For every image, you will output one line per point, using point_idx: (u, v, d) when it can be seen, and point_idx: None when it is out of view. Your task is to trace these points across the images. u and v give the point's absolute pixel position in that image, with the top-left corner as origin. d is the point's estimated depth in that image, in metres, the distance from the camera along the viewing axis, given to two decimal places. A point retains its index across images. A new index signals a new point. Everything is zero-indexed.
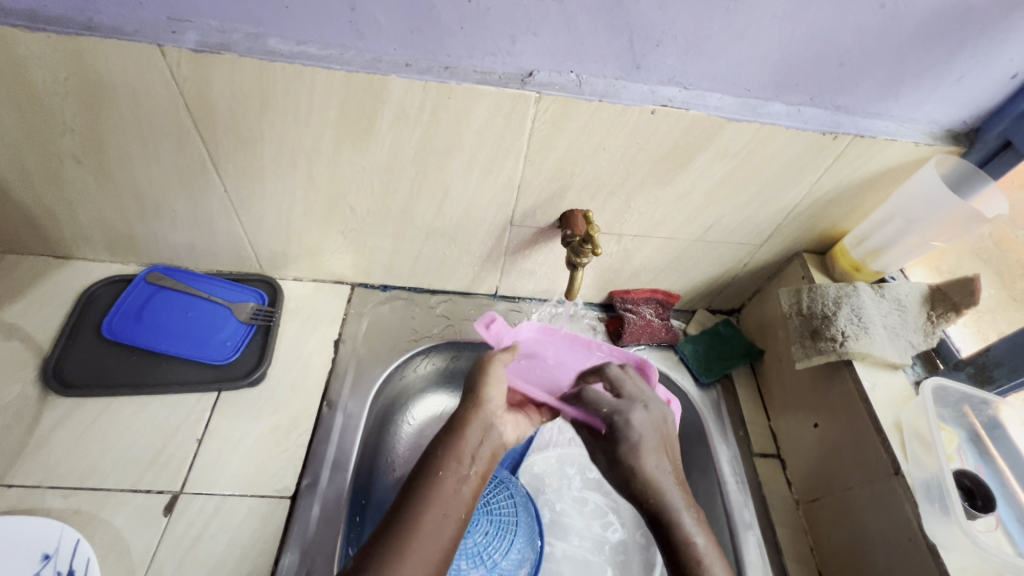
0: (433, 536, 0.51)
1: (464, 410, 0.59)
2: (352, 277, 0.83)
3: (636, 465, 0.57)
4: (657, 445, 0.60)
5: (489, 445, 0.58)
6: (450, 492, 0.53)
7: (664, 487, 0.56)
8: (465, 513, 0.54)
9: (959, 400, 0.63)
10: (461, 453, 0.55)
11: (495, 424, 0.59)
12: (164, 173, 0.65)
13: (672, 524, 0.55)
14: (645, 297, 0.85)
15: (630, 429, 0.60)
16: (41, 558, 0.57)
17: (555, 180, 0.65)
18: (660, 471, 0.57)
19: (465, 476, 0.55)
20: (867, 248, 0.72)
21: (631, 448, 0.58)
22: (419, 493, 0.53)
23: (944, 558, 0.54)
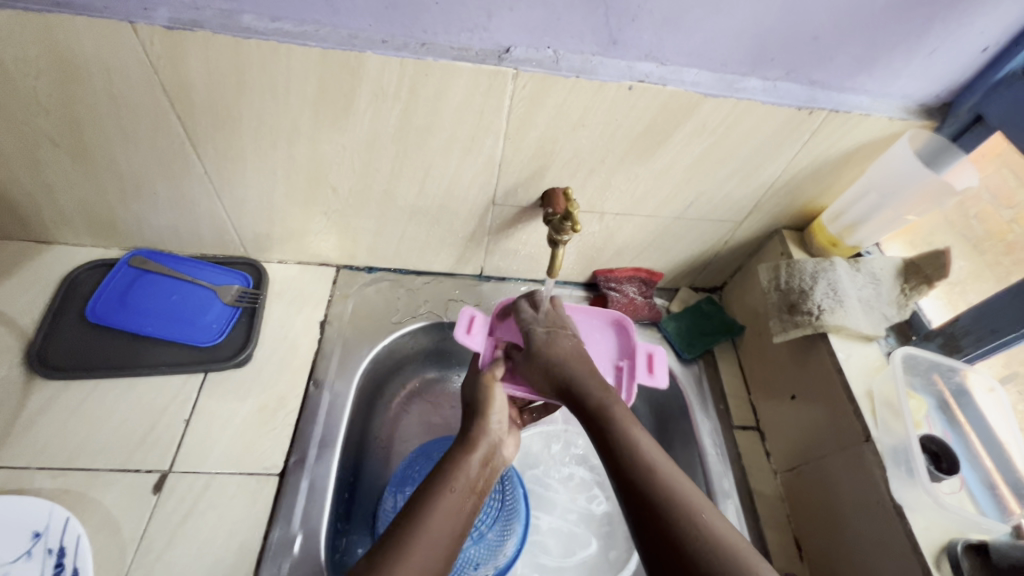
0: (438, 546, 0.52)
1: (471, 429, 0.63)
2: (337, 259, 0.83)
3: (541, 358, 0.62)
4: (566, 338, 0.64)
5: (490, 467, 0.62)
6: (456, 505, 0.55)
7: (567, 369, 0.60)
8: (465, 528, 0.55)
9: (928, 368, 0.65)
10: (467, 471, 0.59)
11: (497, 449, 0.63)
12: (143, 155, 0.65)
13: (586, 397, 0.57)
14: (629, 276, 0.86)
15: (542, 332, 0.65)
16: (32, 536, 0.58)
17: (536, 159, 0.66)
18: (574, 357, 0.62)
19: (470, 491, 0.58)
20: (843, 223, 0.73)
21: (538, 342, 0.64)
22: (428, 500, 0.54)
23: (908, 518, 0.56)
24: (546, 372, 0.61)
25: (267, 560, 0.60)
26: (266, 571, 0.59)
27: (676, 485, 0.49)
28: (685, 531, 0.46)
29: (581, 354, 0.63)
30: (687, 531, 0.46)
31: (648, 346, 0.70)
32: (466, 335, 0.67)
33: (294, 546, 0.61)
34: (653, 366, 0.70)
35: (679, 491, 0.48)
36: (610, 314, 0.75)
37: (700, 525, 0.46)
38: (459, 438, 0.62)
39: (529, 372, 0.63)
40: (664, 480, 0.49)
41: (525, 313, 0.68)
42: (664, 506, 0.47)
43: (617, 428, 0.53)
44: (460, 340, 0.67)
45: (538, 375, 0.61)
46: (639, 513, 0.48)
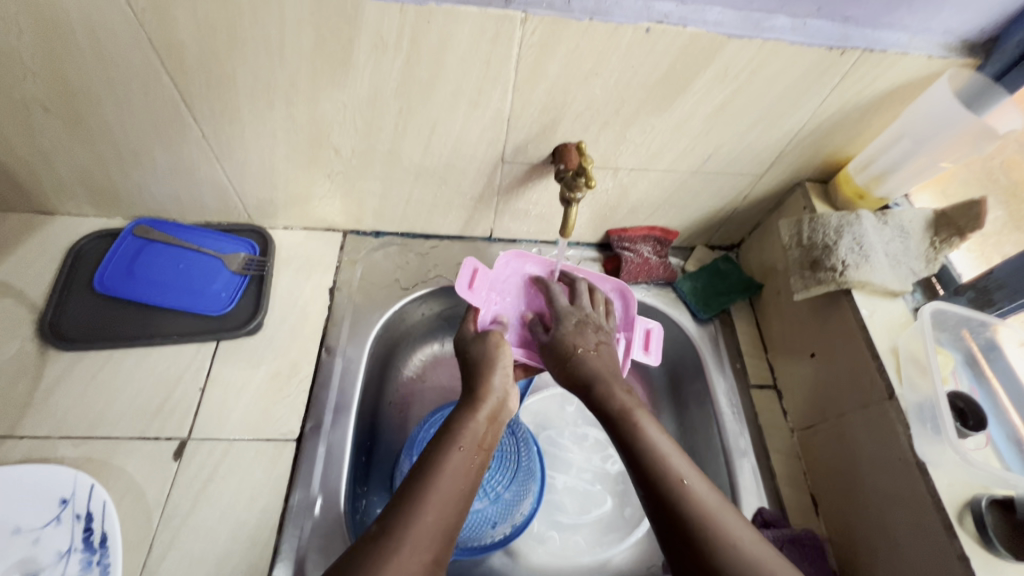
0: (451, 503, 0.52)
1: (477, 388, 0.63)
2: (343, 224, 0.81)
3: (561, 348, 0.67)
4: (591, 330, 0.69)
5: (497, 423, 0.63)
6: (464, 463, 0.55)
7: (586, 364, 0.65)
8: (475, 485, 0.55)
9: (957, 324, 0.63)
10: (474, 430, 0.59)
11: (504, 405, 0.64)
12: (137, 118, 0.62)
13: (607, 401, 0.61)
14: (643, 235, 0.83)
15: (573, 323, 0.69)
16: (59, 502, 0.59)
17: (547, 112, 0.62)
18: (597, 359, 0.66)
19: (478, 448, 0.58)
20: (871, 173, 0.69)
21: (565, 333, 0.68)
22: (439, 459, 0.54)
23: (930, 474, 0.55)
24: (563, 362, 0.66)
25: (288, 522, 0.61)
26: (288, 532, 0.60)
27: (705, 502, 0.50)
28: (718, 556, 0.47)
29: (601, 350, 0.67)
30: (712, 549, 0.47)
31: (646, 324, 0.75)
32: (466, 290, 0.70)
33: (315, 508, 0.63)
34: (649, 344, 0.74)
35: (708, 507, 0.50)
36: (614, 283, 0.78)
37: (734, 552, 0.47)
38: (465, 397, 0.63)
39: (551, 359, 0.68)
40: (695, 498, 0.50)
41: (558, 302, 0.72)
42: (697, 529, 0.48)
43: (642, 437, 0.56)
44: (462, 294, 0.69)
45: (557, 365, 0.67)
46: (666, 527, 0.50)
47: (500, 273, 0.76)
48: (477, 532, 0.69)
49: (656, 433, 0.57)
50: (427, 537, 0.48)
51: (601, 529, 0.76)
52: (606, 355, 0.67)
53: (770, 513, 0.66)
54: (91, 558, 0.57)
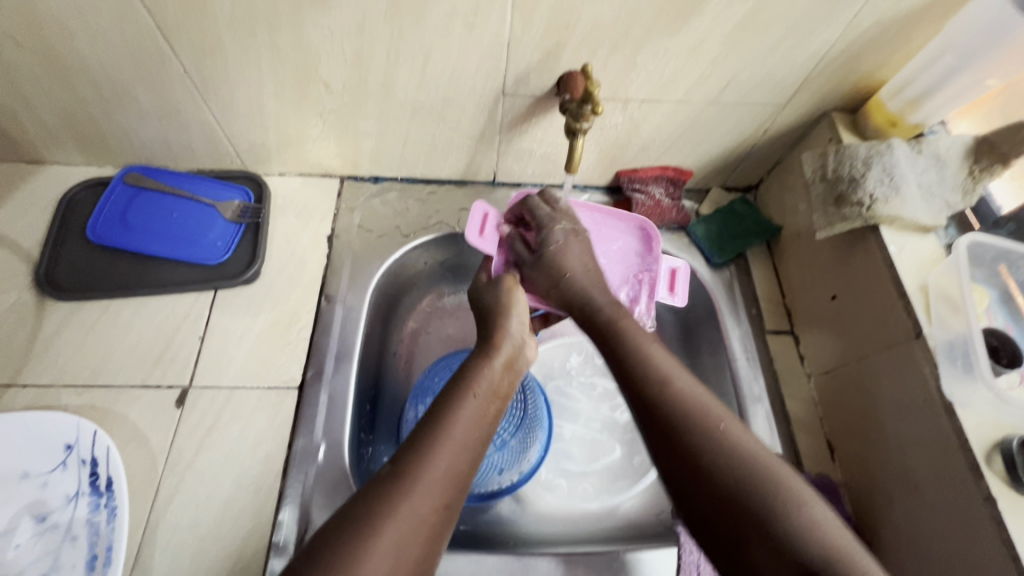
0: (463, 451, 0.50)
1: (493, 335, 0.61)
2: (340, 169, 0.78)
3: (546, 271, 0.63)
4: (578, 247, 0.65)
5: (514, 372, 0.60)
6: (479, 411, 0.53)
7: (570, 280, 0.62)
8: (489, 434, 0.53)
9: (995, 258, 0.58)
10: (490, 377, 0.56)
11: (521, 353, 0.62)
12: (114, 52, 0.58)
13: (595, 312, 0.60)
14: (655, 176, 0.79)
15: (558, 233, 0.65)
16: (64, 448, 0.59)
17: (550, 34, 0.57)
18: (584, 271, 0.63)
19: (493, 396, 0.56)
20: (905, 97, 0.63)
21: (547, 257, 0.64)
22: (452, 405, 0.52)
23: (958, 415, 0.52)
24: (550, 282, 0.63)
25: (293, 466, 0.61)
26: (292, 478, 0.60)
27: (689, 396, 0.50)
28: (705, 445, 0.46)
29: (590, 264, 0.64)
30: (701, 444, 0.47)
31: (670, 264, 0.72)
32: (477, 236, 0.67)
33: (318, 454, 0.62)
34: (674, 285, 0.71)
35: (695, 401, 0.49)
36: (634, 219, 0.73)
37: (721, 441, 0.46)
38: (479, 343, 0.60)
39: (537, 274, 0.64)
40: (681, 395, 0.50)
41: (541, 213, 0.66)
42: (680, 420, 0.48)
43: (629, 341, 0.55)
44: (472, 241, 0.66)
45: (544, 282, 0.63)
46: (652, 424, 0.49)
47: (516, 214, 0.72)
48: (484, 479, 0.69)
49: (643, 339, 0.56)
50: (436, 484, 0.46)
51: (609, 477, 0.75)
52: (595, 267, 0.64)
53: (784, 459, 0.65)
54: (99, 501, 0.57)
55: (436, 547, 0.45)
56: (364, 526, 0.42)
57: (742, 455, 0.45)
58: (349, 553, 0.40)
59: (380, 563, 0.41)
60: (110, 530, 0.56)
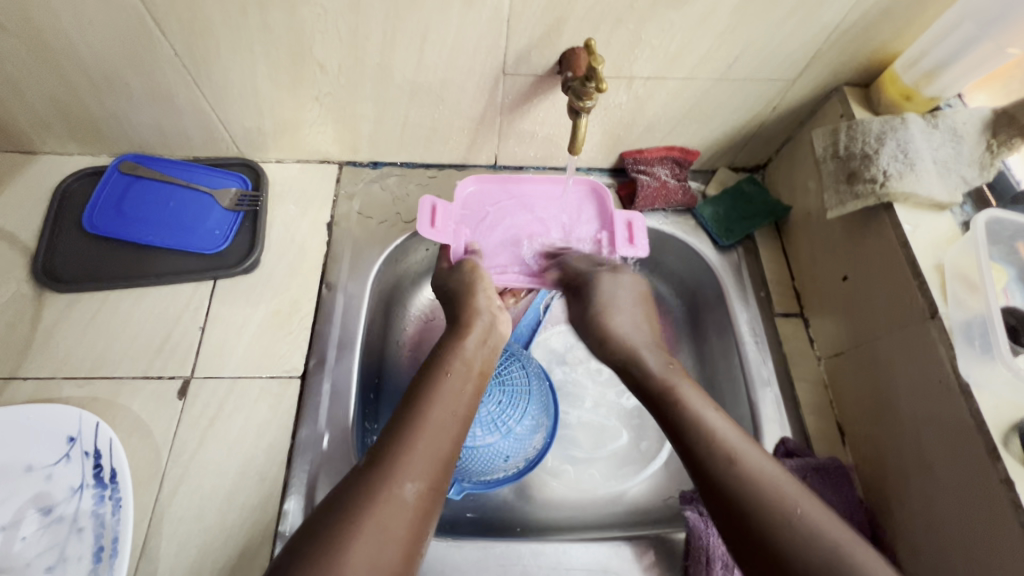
0: (444, 430, 0.49)
1: (462, 316, 0.60)
2: (338, 155, 0.76)
3: (596, 330, 0.65)
4: (620, 311, 0.66)
5: (489, 345, 0.60)
6: (455, 389, 0.53)
7: (625, 348, 0.63)
8: (469, 410, 0.53)
9: (1013, 235, 0.56)
10: (465, 354, 0.56)
11: (493, 329, 0.61)
12: (101, 35, 0.57)
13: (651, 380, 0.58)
14: (661, 156, 0.77)
15: (603, 296, 0.67)
16: (67, 440, 0.58)
17: (551, 9, 0.55)
18: (635, 334, 0.64)
19: (469, 373, 0.55)
20: (921, 69, 0.60)
21: (591, 317, 0.66)
22: (428, 387, 0.52)
23: (974, 396, 0.51)
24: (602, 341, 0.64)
25: (298, 456, 0.60)
26: (297, 467, 0.60)
27: (763, 475, 0.48)
28: (783, 535, 0.44)
29: (642, 324, 0.66)
30: (781, 532, 0.44)
31: (625, 217, 0.71)
32: (431, 229, 0.67)
33: (322, 442, 0.61)
34: (633, 236, 0.70)
35: (767, 479, 0.47)
36: (585, 183, 0.72)
37: (799, 527, 0.44)
38: (451, 326, 0.60)
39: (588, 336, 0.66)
40: (750, 473, 0.48)
41: (580, 271, 0.68)
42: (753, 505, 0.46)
43: (689, 410, 0.53)
44: (426, 234, 0.66)
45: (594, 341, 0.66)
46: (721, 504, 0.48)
47: (468, 201, 0.72)
48: (490, 467, 0.66)
49: (701, 405, 0.54)
50: (418, 467, 0.46)
51: (616, 462, 0.75)
52: (646, 329, 0.66)
53: (794, 442, 0.64)
54: (104, 492, 0.57)
55: (426, 527, 0.45)
56: (346, 515, 0.42)
57: (818, 536, 0.44)
58: (333, 542, 0.41)
59: (366, 547, 0.41)
60: (116, 521, 0.55)
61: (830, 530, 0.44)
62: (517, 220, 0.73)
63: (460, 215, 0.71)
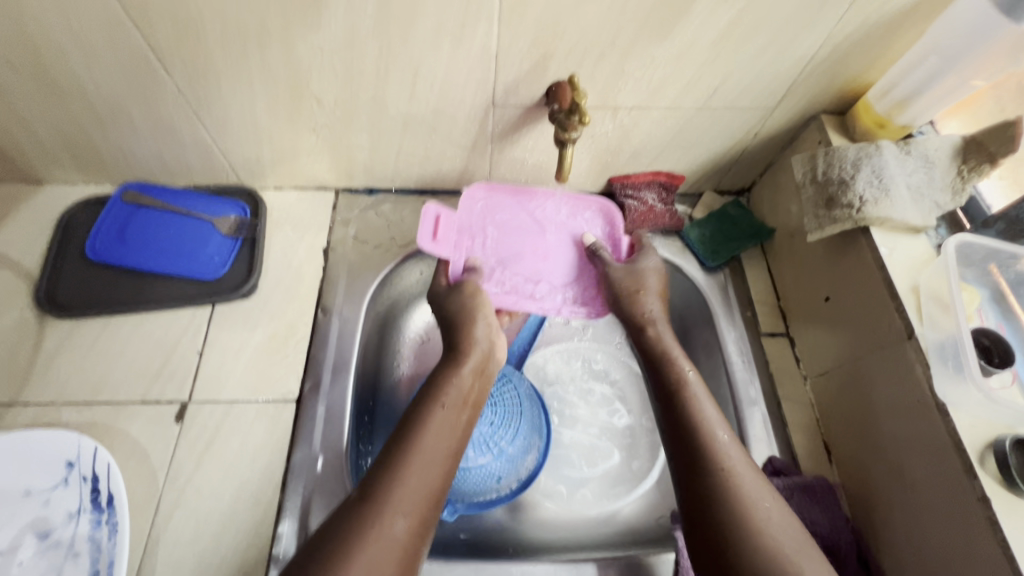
0: (435, 462, 0.51)
1: (460, 342, 0.61)
2: (334, 182, 0.78)
3: (615, 284, 0.67)
4: (651, 274, 0.68)
5: (484, 375, 0.61)
6: (448, 421, 0.54)
7: (640, 310, 0.65)
8: (460, 442, 0.54)
9: (984, 258, 0.58)
10: (459, 384, 0.57)
11: (490, 356, 0.62)
12: (108, 72, 0.59)
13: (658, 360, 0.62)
14: (648, 181, 0.79)
15: (652, 266, 0.69)
16: (65, 465, 0.59)
17: (537, 46, 0.58)
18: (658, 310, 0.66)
19: (463, 404, 0.56)
20: (892, 99, 0.63)
21: (616, 270, 0.68)
22: (420, 419, 0.53)
23: (950, 415, 0.52)
24: (617, 298, 0.67)
25: (292, 478, 0.61)
26: (291, 489, 0.61)
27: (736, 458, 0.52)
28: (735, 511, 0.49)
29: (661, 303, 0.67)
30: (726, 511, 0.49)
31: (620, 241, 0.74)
32: (432, 242, 0.67)
33: (316, 465, 0.62)
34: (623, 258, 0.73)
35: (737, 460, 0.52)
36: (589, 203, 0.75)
37: (751, 509, 0.49)
38: (447, 354, 0.61)
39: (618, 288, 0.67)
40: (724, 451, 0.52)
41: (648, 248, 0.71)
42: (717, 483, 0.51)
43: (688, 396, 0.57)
44: (427, 248, 0.66)
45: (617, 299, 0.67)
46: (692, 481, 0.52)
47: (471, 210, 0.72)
48: (482, 487, 0.68)
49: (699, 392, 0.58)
50: (410, 500, 0.47)
51: (608, 482, 0.75)
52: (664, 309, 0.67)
53: (781, 462, 0.65)
54: (100, 517, 0.58)
55: (415, 559, 0.46)
56: (337, 549, 0.43)
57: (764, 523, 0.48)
58: None
59: None
60: (112, 546, 0.56)
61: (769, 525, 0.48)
62: (518, 235, 0.73)
63: (460, 224, 0.71)
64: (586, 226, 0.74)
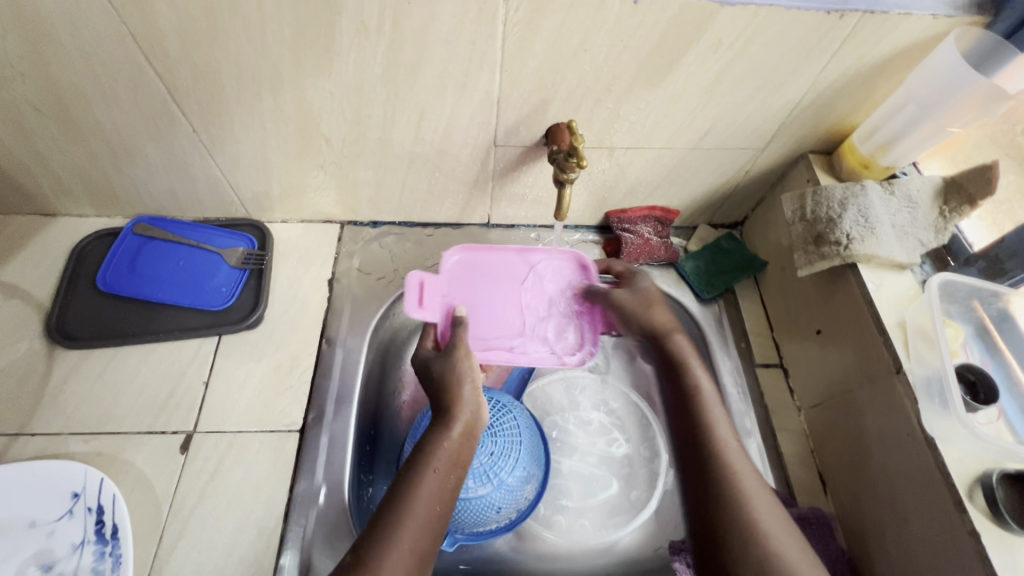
0: (424, 530, 0.52)
1: (447, 403, 0.59)
2: (340, 216, 0.81)
3: (625, 307, 0.68)
4: (651, 296, 0.68)
5: (474, 437, 0.59)
6: (439, 488, 0.54)
7: (654, 323, 0.66)
8: (449, 505, 0.55)
9: (968, 294, 0.60)
10: (448, 449, 0.56)
11: (481, 414, 0.60)
12: (127, 114, 0.62)
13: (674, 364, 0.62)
14: (644, 215, 0.82)
15: (650, 286, 0.69)
16: (71, 496, 0.60)
17: (537, 92, 0.61)
18: (672, 323, 0.66)
19: (452, 468, 0.56)
20: (876, 141, 0.66)
21: (623, 296, 0.69)
22: (409, 487, 0.53)
23: (940, 449, 0.54)
24: (628, 318, 0.68)
25: (294, 511, 0.62)
26: (293, 522, 0.61)
27: (734, 455, 0.54)
28: (732, 504, 0.51)
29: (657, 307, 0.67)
30: (731, 518, 0.50)
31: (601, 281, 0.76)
32: (418, 308, 0.71)
33: (319, 497, 0.63)
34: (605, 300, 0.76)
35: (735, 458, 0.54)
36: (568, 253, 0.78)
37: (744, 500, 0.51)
38: (434, 413, 0.59)
39: (631, 304, 0.68)
40: (725, 449, 0.54)
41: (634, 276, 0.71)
42: (721, 482, 0.52)
43: (701, 402, 0.58)
44: (415, 314, 0.70)
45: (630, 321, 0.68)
46: (697, 482, 0.54)
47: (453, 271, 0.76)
48: (482, 518, 0.68)
49: (709, 393, 0.59)
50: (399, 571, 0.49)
51: (607, 512, 0.76)
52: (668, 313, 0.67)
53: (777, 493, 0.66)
54: (104, 549, 0.58)
55: None
56: None
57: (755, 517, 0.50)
58: None
59: None
60: None
61: (771, 531, 0.49)
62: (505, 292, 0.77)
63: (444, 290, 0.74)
64: (569, 272, 0.77)
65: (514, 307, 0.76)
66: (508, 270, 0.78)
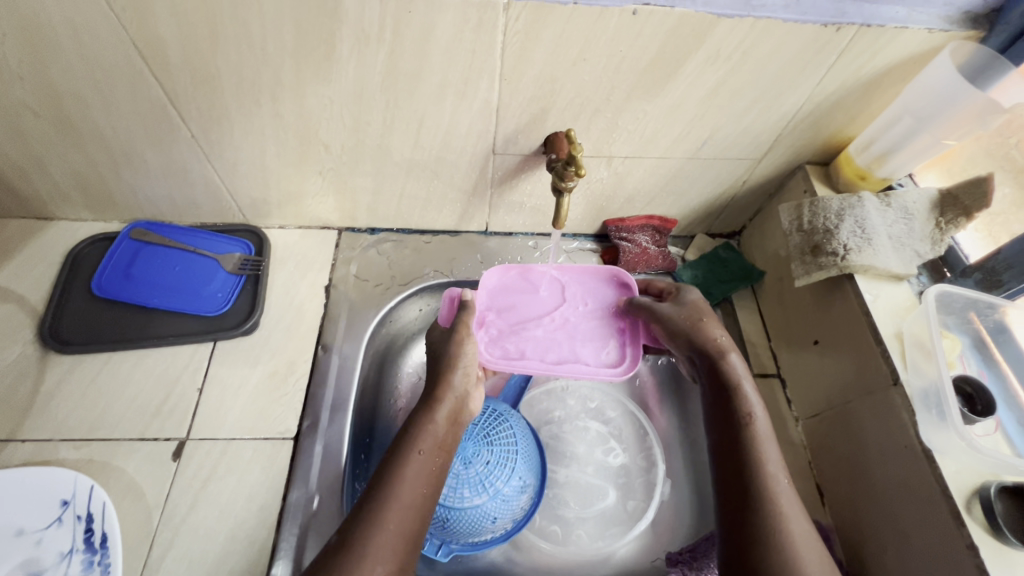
0: (411, 510, 0.51)
1: (436, 387, 0.60)
2: (338, 222, 0.81)
3: (673, 323, 0.63)
4: (708, 315, 0.63)
5: (460, 422, 0.60)
6: (426, 469, 0.54)
7: (711, 341, 0.60)
8: (435, 487, 0.54)
9: (964, 306, 0.60)
10: (435, 431, 0.56)
11: (467, 402, 0.61)
12: (126, 119, 0.62)
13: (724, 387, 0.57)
14: (641, 224, 0.82)
15: (698, 301, 0.65)
16: (60, 504, 0.59)
17: (536, 100, 0.61)
18: (729, 343, 0.61)
19: (439, 450, 0.56)
20: (872, 154, 0.67)
21: (672, 313, 0.64)
22: (395, 467, 0.53)
23: (938, 462, 0.54)
24: (676, 335, 0.63)
25: (287, 520, 0.61)
26: (286, 531, 0.61)
27: (780, 491, 0.51)
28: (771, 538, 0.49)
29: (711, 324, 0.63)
30: (774, 565, 0.48)
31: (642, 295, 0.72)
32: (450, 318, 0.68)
33: (312, 504, 0.63)
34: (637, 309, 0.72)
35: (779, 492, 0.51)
36: (607, 270, 0.75)
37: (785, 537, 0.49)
38: (422, 398, 0.59)
39: (680, 319, 0.63)
40: (771, 482, 0.52)
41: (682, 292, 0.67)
42: (762, 516, 0.50)
43: (752, 433, 0.54)
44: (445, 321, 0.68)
45: (681, 337, 0.62)
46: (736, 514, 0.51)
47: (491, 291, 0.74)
48: (477, 527, 0.67)
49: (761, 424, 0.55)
50: (386, 549, 0.48)
51: (603, 522, 0.75)
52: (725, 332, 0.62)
53: None
54: (93, 558, 0.57)
55: None
56: None
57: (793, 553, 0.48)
58: None
59: None
60: None
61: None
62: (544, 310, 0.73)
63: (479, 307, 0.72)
64: (610, 289, 0.74)
65: (554, 324, 0.72)
66: (547, 288, 0.75)
